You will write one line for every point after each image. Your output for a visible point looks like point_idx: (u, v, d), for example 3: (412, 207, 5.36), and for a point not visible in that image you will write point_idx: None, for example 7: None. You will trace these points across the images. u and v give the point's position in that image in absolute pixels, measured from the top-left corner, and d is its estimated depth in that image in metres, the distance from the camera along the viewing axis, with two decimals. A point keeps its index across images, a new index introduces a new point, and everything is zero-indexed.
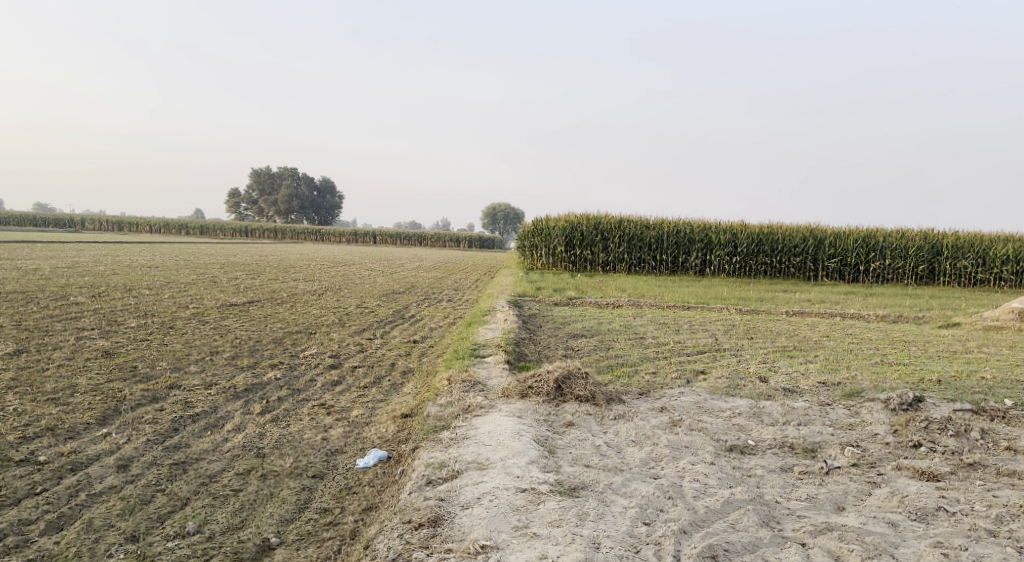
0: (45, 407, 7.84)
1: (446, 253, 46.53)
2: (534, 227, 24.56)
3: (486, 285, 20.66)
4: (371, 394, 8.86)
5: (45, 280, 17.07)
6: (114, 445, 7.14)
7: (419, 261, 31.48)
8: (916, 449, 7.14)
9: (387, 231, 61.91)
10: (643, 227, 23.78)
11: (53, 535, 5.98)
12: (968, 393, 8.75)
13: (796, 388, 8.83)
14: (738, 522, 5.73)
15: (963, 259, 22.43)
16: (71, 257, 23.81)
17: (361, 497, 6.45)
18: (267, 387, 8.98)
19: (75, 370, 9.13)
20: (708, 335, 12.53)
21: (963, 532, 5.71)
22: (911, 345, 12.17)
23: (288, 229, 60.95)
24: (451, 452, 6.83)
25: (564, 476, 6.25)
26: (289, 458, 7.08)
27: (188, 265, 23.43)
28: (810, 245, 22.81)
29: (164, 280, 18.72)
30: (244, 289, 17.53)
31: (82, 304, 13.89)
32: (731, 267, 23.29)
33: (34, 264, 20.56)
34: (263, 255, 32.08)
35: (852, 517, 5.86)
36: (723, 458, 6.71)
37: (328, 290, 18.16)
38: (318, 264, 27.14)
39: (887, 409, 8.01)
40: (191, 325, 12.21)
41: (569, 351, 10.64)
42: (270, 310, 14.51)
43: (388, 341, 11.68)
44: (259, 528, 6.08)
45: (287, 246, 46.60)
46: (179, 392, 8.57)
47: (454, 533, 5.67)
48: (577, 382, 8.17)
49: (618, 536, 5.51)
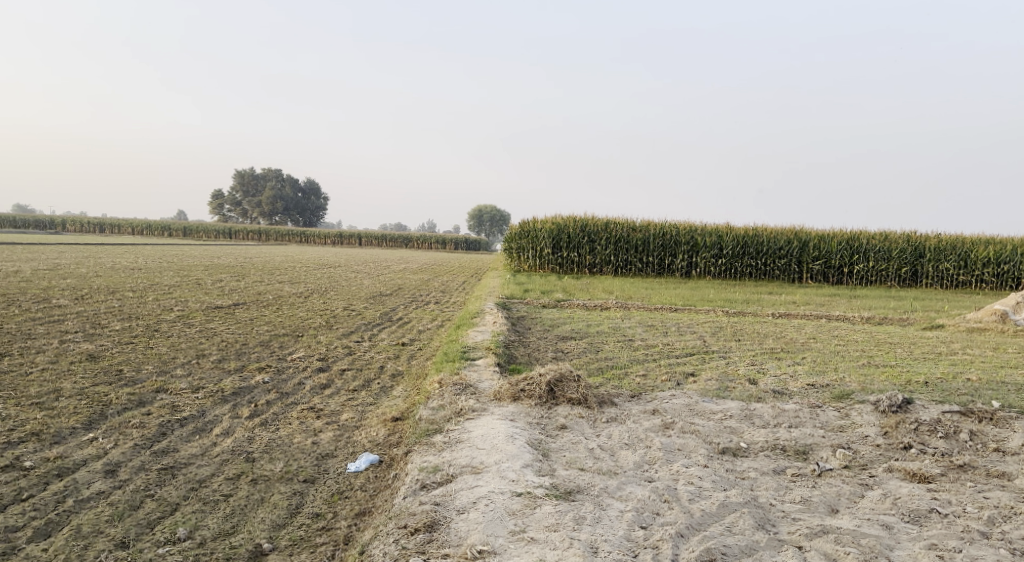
0: (30, 412, 7.74)
1: (432, 255, 46.43)
2: (521, 229, 24.53)
3: (473, 287, 20.63)
4: (361, 397, 8.82)
5: (26, 283, 16.85)
6: (101, 449, 7.06)
7: (405, 263, 31.36)
8: (906, 450, 7.19)
9: (373, 233, 61.76)
10: (629, 229, 23.83)
11: (41, 542, 5.89)
12: (955, 394, 8.83)
13: (786, 390, 8.86)
14: (734, 525, 5.74)
15: (946, 262, 22.65)
16: (51, 259, 23.49)
17: (354, 502, 6.41)
18: (255, 391, 8.90)
19: (59, 374, 9.02)
20: (697, 337, 12.55)
21: (956, 534, 5.75)
22: (896, 347, 12.28)
23: (272, 231, 60.67)
24: (445, 455, 6.80)
25: (560, 479, 6.23)
26: (279, 462, 7.02)
27: (170, 267, 23.24)
28: (794, 247, 22.96)
29: (148, 282, 18.53)
30: (228, 291, 17.41)
31: (65, 307, 13.74)
32: (717, 269, 23.39)
33: (14, 266, 20.31)
34: (247, 256, 31.82)
35: (846, 520, 5.89)
36: (716, 461, 6.72)
37: (314, 293, 18.05)
38: (303, 266, 26.98)
39: (877, 411, 8.06)
40: (176, 328, 12.09)
41: (558, 353, 10.63)
42: (256, 312, 14.39)
43: (376, 344, 11.63)
44: (251, 534, 6.02)
45: (270, 247, 46.29)
46: (165, 396, 8.49)
47: (451, 538, 5.65)
48: (568, 385, 8.15)
49: (616, 540, 5.50)
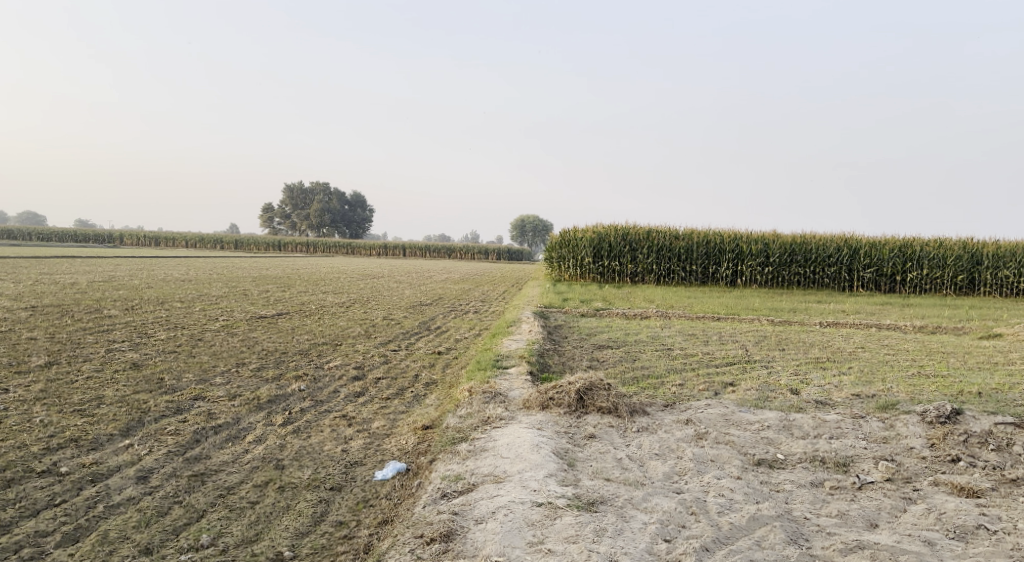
0: (70, 418, 7.83)
1: (476, 264, 46.44)
2: (562, 238, 24.37)
3: (513, 297, 20.49)
4: (393, 405, 8.76)
5: (80, 294, 17.25)
6: (135, 456, 7.10)
7: (450, 273, 31.39)
8: (954, 463, 6.86)
9: (417, 244, 62.14)
10: (672, 237, 23.52)
11: (69, 547, 5.92)
12: (1010, 405, 8.42)
13: (829, 400, 8.55)
14: (763, 539, 5.50)
15: (1005, 269, 21.81)
16: (108, 271, 24.08)
17: (378, 510, 6.32)
18: (290, 398, 8.90)
19: (102, 381, 9.14)
20: (738, 345, 12.26)
21: (1005, 552, 5.43)
22: (950, 356, 11.81)
23: (320, 243, 61.55)
24: (469, 464, 6.69)
25: (583, 490, 6.06)
26: (308, 470, 6.98)
27: (220, 278, 23.65)
28: (844, 255, 22.42)
29: (196, 292, 18.85)
30: (273, 302, 17.58)
31: (114, 317, 13.99)
32: (763, 278, 22.95)
33: (71, 278, 20.86)
34: (294, 267, 32.22)
35: (885, 535, 5.61)
36: (750, 473, 6.47)
37: (356, 302, 18.12)
38: (347, 276, 27.26)
39: (924, 421, 7.72)
40: (219, 337, 12.21)
41: (593, 362, 10.45)
42: (298, 321, 14.48)
43: (412, 353, 11.59)
44: (273, 541, 5.97)
45: (319, 258, 46.96)
46: (203, 403, 8.52)
47: (466, 549, 5.52)
48: (599, 393, 7.98)
49: (636, 554, 5.31)
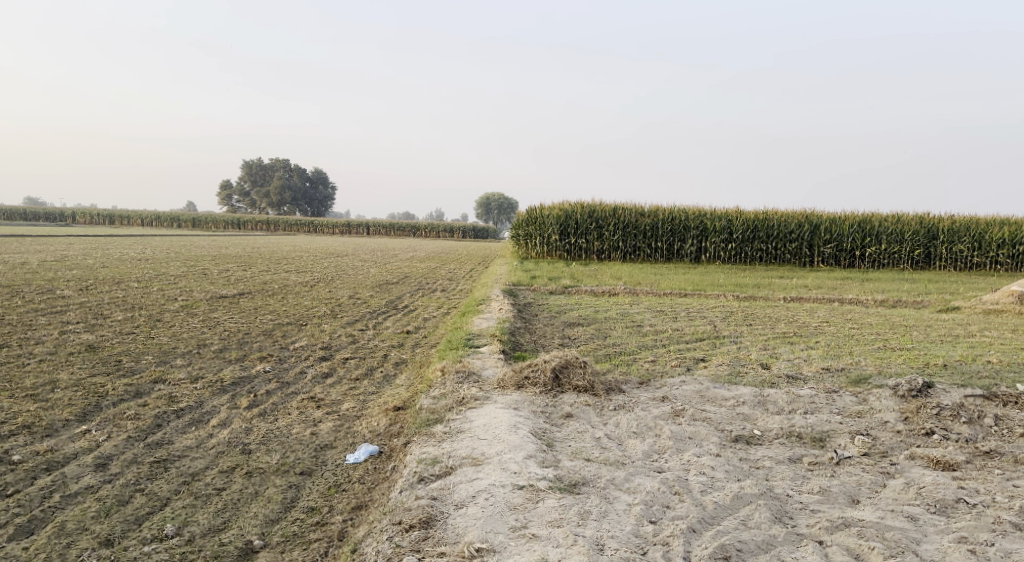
0: (23, 404, 7.51)
1: (440, 243, 46.08)
2: (528, 216, 24.20)
3: (478, 276, 20.29)
4: (363, 386, 8.56)
5: (30, 273, 16.65)
6: (93, 442, 6.81)
7: (415, 250, 31.09)
8: (928, 436, 6.88)
9: (381, 222, 61.67)
10: (637, 214, 23.51)
11: (22, 540, 5.65)
12: (976, 377, 8.49)
13: (799, 374, 8.54)
14: (749, 518, 5.44)
15: (960, 243, 22.18)
16: (61, 250, 23.31)
17: (351, 495, 6.15)
18: (255, 380, 8.65)
19: (57, 364, 8.80)
20: (707, 321, 12.26)
21: (987, 525, 5.42)
22: (912, 330, 11.93)
23: (280, 220, 60.56)
24: (445, 446, 6.53)
25: (564, 471, 5.96)
26: (276, 455, 6.76)
27: (178, 257, 23.11)
28: (805, 231, 22.56)
29: (153, 272, 18.34)
30: (234, 281, 17.20)
31: (68, 297, 13.54)
32: (726, 254, 23.05)
33: (21, 258, 20.11)
34: (254, 246, 31.59)
35: (868, 512, 5.59)
36: (729, 450, 6.43)
37: (320, 281, 17.80)
38: (311, 253, 26.87)
39: (896, 395, 7.74)
40: (179, 318, 11.87)
41: (565, 339, 10.34)
42: (261, 301, 14.16)
43: (380, 332, 11.38)
44: (242, 530, 5.77)
45: (278, 236, 46.23)
46: (163, 387, 8.23)
47: (448, 535, 5.37)
48: (575, 371, 7.87)
49: (623, 537, 5.22)
